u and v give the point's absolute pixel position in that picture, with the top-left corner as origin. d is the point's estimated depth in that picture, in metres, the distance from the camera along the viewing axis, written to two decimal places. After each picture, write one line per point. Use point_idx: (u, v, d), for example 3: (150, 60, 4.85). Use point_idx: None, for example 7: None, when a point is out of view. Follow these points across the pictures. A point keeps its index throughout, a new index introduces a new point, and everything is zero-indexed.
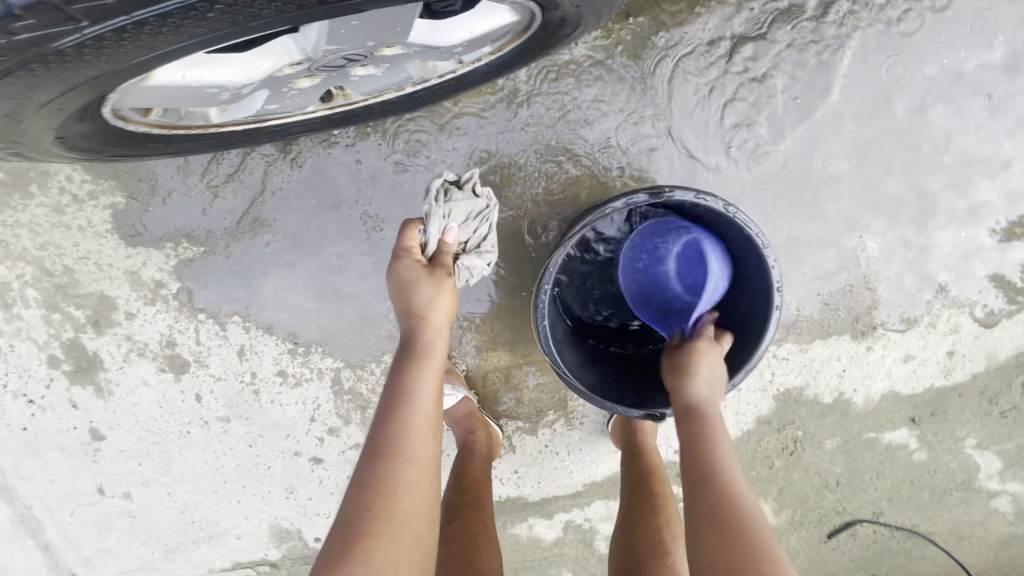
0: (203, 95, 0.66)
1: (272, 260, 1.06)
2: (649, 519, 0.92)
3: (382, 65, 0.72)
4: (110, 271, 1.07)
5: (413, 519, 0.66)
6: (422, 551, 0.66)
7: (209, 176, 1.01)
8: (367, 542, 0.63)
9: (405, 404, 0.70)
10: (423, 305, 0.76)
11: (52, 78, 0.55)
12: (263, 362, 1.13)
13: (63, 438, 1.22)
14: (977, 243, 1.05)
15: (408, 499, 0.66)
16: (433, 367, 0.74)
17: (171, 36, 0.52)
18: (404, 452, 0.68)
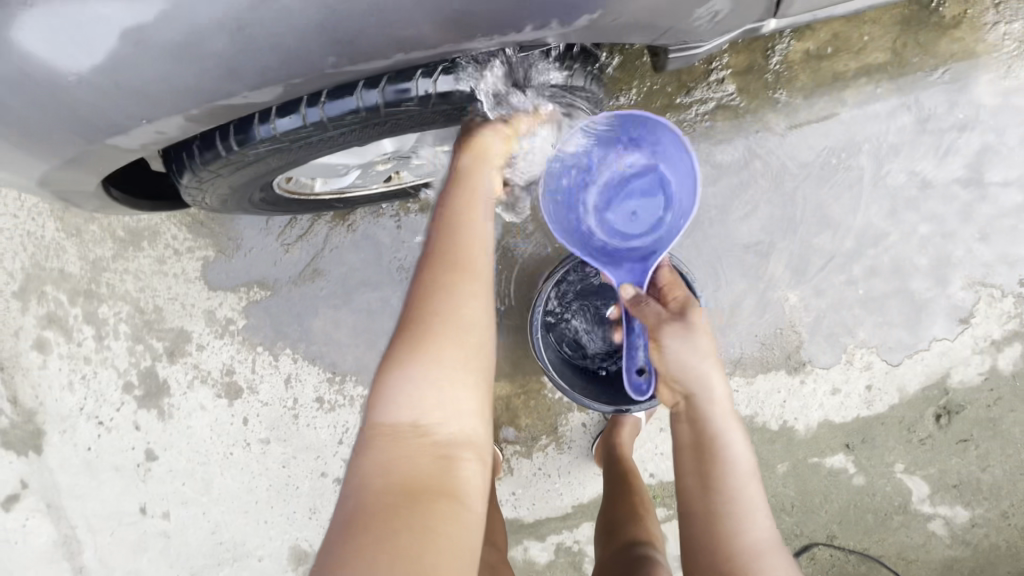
0: (331, 170, 0.89)
1: (324, 302, 1.33)
2: (625, 498, 1.18)
3: (433, 157, 1.01)
4: (192, 310, 1.34)
5: (472, 331, 0.72)
6: (488, 347, 0.74)
7: (283, 236, 1.32)
8: (433, 338, 0.71)
9: (465, 236, 0.78)
10: (476, 146, 0.83)
11: (290, 156, 0.75)
12: (305, 390, 1.36)
13: (120, 458, 1.40)
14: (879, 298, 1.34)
15: (467, 307, 0.73)
16: (486, 210, 0.81)
17: (348, 142, 0.76)
18: (466, 268, 0.75)
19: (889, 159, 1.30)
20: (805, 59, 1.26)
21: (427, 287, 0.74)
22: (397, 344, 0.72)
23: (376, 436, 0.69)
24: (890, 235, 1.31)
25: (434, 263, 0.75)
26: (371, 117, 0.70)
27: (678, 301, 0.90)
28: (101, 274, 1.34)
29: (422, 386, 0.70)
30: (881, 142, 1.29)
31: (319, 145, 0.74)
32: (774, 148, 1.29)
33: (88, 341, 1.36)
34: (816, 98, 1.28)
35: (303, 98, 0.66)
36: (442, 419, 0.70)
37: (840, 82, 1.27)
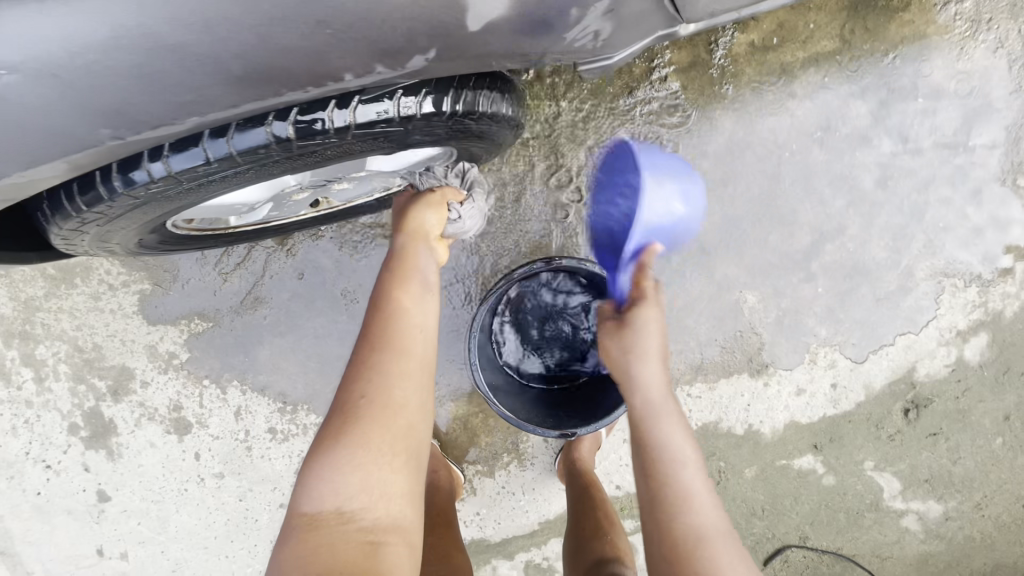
0: (234, 207, 0.86)
1: (268, 330, 1.29)
2: (589, 511, 1.12)
3: (354, 181, 0.96)
4: (132, 346, 1.30)
5: (400, 407, 0.79)
6: (419, 433, 0.80)
7: (221, 265, 1.26)
8: (361, 421, 0.76)
9: (394, 318, 0.85)
10: (412, 225, 0.95)
11: (158, 208, 0.73)
12: (256, 421, 1.32)
13: (71, 501, 1.36)
14: (843, 294, 1.29)
15: (399, 387, 0.80)
16: (411, 284, 0.89)
17: (220, 188, 0.73)
18: (392, 348, 0.82)
19: (843, 150, 1.25)
20: (749, 52, 1.21)
21: (356, 370, 0.81)
22: (325, 429, 0.78)
23: (302, 524, 0.72)
24: (847, 230, 1.27)
25: (362, 346, 0.83)
26: (229, 167, 0.67)
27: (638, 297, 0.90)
28: (36, 314, 1.29)
29: (351, 471, 0.74)
30: (835, 132, 1.25)
31: (188, 196, 0.72)
32: (724, 145, 1.25)
33: (27, 384, 1.32)
34: (764, 90, 1.23)
35: (146, 154, 0.63)
36: (366, 501, 0.73)
37: (787, 73, 1.22)
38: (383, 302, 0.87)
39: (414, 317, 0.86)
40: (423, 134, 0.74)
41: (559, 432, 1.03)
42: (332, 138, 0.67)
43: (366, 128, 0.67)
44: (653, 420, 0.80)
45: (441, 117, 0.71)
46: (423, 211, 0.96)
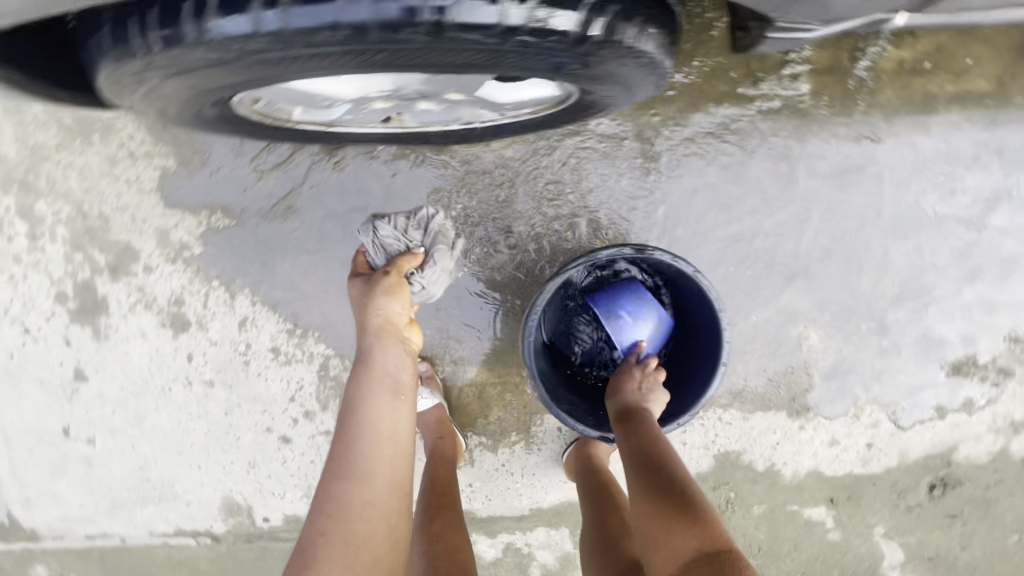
0: (307, 96, 0.72)
1: (294, 245, 1.17)
2: (614, 513, 1.05)
3: (441, 105, 0.81)
4: (142, 225, 1.17)
5: (365, 542, 0.75)
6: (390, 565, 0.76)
7: (258, 161, 1.13)
8: (320, 562, 0.72)
9: (361, 434, 0.81)
10: (378, 316, 0.89)
11: (243, 72, 0.62)
12: (260, 337, 1.22)
13: (45, 373, 1.26)
14: (909, 356, 1.20)
15: (362, 519, 0.76)
16: (382, 394, 0.85)
17: (315, 72, 0.62)
18: (356, 471, 0.79)
19: (958, 204, 1.13)
20: (896, 70, 1.07)
21: (324, 498, 0.78)
22: (289, 570, 0.74)
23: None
24: (936, 290, 1.17)
25: (326, 471, 0.80)
26: (343, 43, 0.56)
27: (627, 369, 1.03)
28: (42, 165, 1.15)
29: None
30: (957, 184, 1.13)
31: (277, 68, 0.61)
32: (836, 166, 1.12)
33: (19, 239, 1.19)
34: (899, 117, 1.10)
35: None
36: None
37: (929, 105, 1.09)
38: (350, 418, 0.83)
39: (383, 431, 0.83)
40: (564, 65, 0.63)
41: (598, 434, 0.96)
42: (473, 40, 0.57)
43: (514, 39, 0.58)
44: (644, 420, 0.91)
45: (593, 49, 0.61)
46: (389, 297, 0.90)
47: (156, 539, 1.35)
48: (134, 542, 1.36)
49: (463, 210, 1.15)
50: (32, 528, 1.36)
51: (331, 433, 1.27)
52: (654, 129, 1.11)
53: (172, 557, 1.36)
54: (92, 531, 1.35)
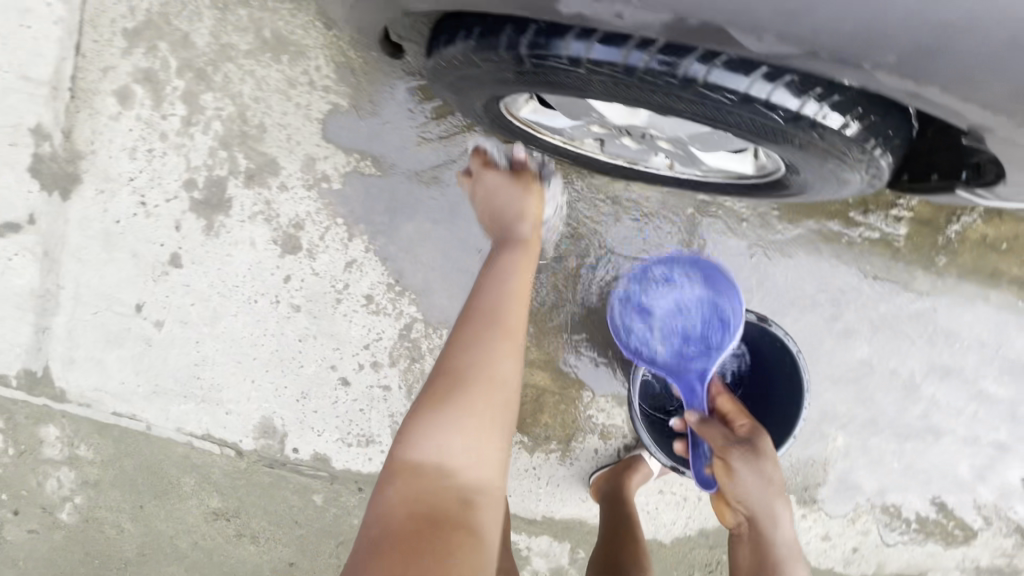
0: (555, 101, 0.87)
1: (426, 211, 1.26)
2: (628, 546, 1.17)
3: (641, 144, 0.96)
4: (294, 147, 1.25)
5: (498, 386, 0.84)
6: (505, 400, 0.85)
7: (424, 129, 1.23)
8: (459, 391, 0.83)
9: (502, 294, 0.89)
10: (519, 207, 0.98)
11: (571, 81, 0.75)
12: (360, 281, 1.29)
13: (143, 248, 1.30)
14: (912, 482, 1.35)
15: (496, 368, 0.85)
16: (523, 264, 0.94)
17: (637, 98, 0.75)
18: (495, 325, 0.87)
19: (990, 367, 1.31)
20: (978, 241, 1.25)
21: (462, 341, 0.86)
22: (425, 396, 0.84)
23: (401, 469, 0.82)
24: (952, 433, 1.33)
25: (468, 319, 0.88)
26: (683, 89, 0.70)
27: (721, 451, 0.99)
28: (226, 64, 1.23)
29: (448, 431, 0.81)
30: (994, 349, 1.30)
31: (610, 87, 0.74)
32: (903, 302, 1.28)
33: (173, 120, 1.25)
34: (966, 279, 1.27)
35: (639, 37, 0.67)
36: (464, 466, 0.81)
37: (993, 278, 1.27)
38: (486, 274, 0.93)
39: (520, 295, 0.91)
40: (836, 155, 0.77)
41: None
42: (782, 118, 0.71)
43: (818, 127, 0.71)
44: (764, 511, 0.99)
45: (861, 150, 0.75)
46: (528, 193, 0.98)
47: (182, 436, 1.37)
48: (159, 432, 1.37)
49: (585, 232, 1.27)
50: (62, 389, 1.36)
51: (390, 389, 1.33)
52: (768, 220, 1.26)
53: (189, 458, 1.38)
54: (122, 409, 1.36)
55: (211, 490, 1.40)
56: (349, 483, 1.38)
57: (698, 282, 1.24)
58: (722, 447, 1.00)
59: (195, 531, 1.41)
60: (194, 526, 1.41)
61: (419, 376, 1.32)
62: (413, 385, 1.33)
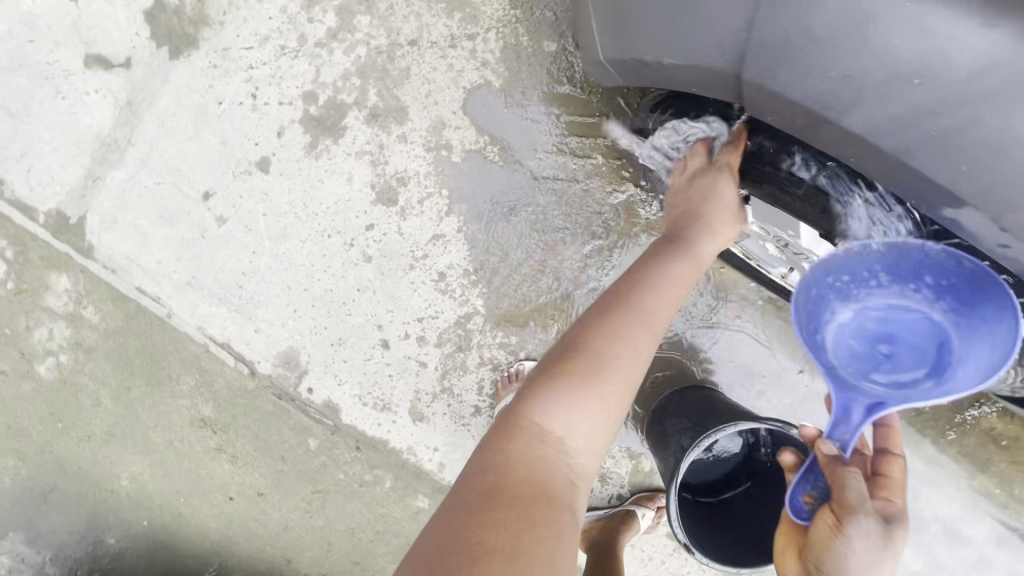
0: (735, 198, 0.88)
1: (530, 215, 1.25)
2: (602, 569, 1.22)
3: (780, 254, 0.99)
4: (429, 104, 1.22)
5: (632, 382, 0.79)
6: (630, 398, 0.80)
7: (562, 139, 1.22)
8: (596, 373, 0.77)
9: (656, 290, 0.84)
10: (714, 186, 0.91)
11: None
12: (440, 256, 1.27)
13: (235, 139, 1.23)
14: None
15: (634, 363, 0.80)
16: (685, 267, 0.89)
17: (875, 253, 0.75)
18: (641, 314, 0.82)
19: (957, 546, 1.40)
20: (990, 431, 1.35)
21: (608, 323, 0.81)
22: (559, 365, 0.78)
23: (520, 433, 0.75)
24: None
25: (618, 305, 0.82)
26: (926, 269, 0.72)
27: (839, 501, 0.73)
28: None
29: (577, 410, 0.76)
30: (966, 530, 1.40)
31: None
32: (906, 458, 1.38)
33: (319, 28, 1.20)
34: (967, 460, 1.37)
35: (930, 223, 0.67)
36: (579, 447, 0.76)
37: (989, 468, 1.37)
38: (639, 274, 0.86)
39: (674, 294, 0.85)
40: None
41: (685, 541, 1.03)
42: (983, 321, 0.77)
43: None
44: None
45: None
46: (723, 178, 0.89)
47: (199, 336, 1.31)
48: (175, 324, 1.30)
49: None
50: (91, 245, 1.27)
51: (424, 366, 1.32)
52: None
53: (197, 360, 1.32)
54: (147, 288, 1.29)
55: (206, 397, 1.34)
56: (349, 438, 1.36)
57: (945, 297, 0.76)
58: (848, 500, 0.72)
59: (175, 430, 1.36)
60: (176, 426, 1.36)
61: (458, 364, 1.32)
62: (447, 371, 1.32)
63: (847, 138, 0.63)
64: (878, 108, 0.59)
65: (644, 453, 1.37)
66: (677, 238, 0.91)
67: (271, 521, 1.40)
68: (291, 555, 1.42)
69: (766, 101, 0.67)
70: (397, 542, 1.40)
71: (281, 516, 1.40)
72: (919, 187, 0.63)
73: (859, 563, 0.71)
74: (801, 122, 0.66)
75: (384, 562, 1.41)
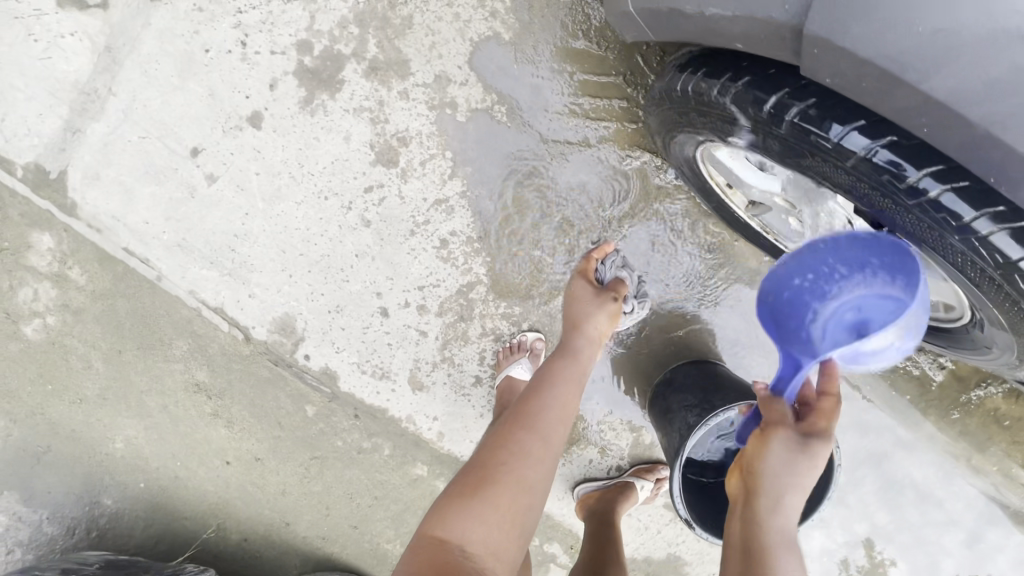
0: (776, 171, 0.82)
1: (537, 181, 1.19)
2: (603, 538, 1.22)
3: (805, 231, 0.93)
4: (432, 58, 1.14)
5: (530, 485, 0.81)
6: (532, 500, 0.81)
7: (575, 101, 1.16)
8: (494, 480, 0.80)
9: (549, 400, 0.90)
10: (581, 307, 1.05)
11: (834, 178, 0.67)
12: (443, 222, 1.21)
13: (224, 90, 1.15)
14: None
15: (533, 468, 0.83)
16: (577, 375, 0.96)
17: (933, 249, 0.66)
18: (535, 424, 0.86)
19: (952, 523, 1.41)
20: (992, 411, 1.35)
21: (505, 433, 0.86)
22: (461, 480, 0.82)
23: (425, 546, 0.75)
24: (890, 560, 1.44)
25: (512, 417, 0.88)
26: (999, 271, 0.60)
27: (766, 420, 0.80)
28: None
29: (475, 518, 0.76)
30: (963, 509, 1.40)
31: (912, 229, 0.64)
32: (907, 437, 1.37)
33: None
34: (967, 439, 1.37)
35: (1001, 209, 0.57)
36: (483, 556, 0.75)
37: (990, 448, 1.37)
38: (534, 387, 0.93)
39: (568, 404, 0.91)
40: None
41: (687, 516, 1.02)
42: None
43: None
44: (767, 491, 0.74)
45: None
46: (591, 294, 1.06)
47: (192, 300, 1.26)
48: (166, 287, 1.25)
49: (675, 263, 1.25)
50: (73, 202, 1.20)
51: (424, 336, 1.28)
52: None
53: (190, 325, 1.28)
54: (134, 249, 1.23)
55: (200, 361, 1.31)
56: (346, 406, 1.33)
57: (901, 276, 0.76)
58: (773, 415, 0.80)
59: (169, 395, 1.33)
60: (170, 391, 1.33)
61: (459, 335, 1.29)
62: (448, 340, 1.29)
63: (921, 106, 0.56)
64: (967, 70, 0.52)
65: (644, 426, 1.36)
66: (570, 347, 1.00)
67: (269, 485, 1.39)
68: (290, 518, 1.42)
69: (825, 59, 0.60)
70: (395, 507, 1.41)
71: (279, 481, 1.39)
72: (1002, 167, 0.54)
73: (778, 458, 0.75)
74: (868, 86, 0.58)
75: (382, 525, 1.42)
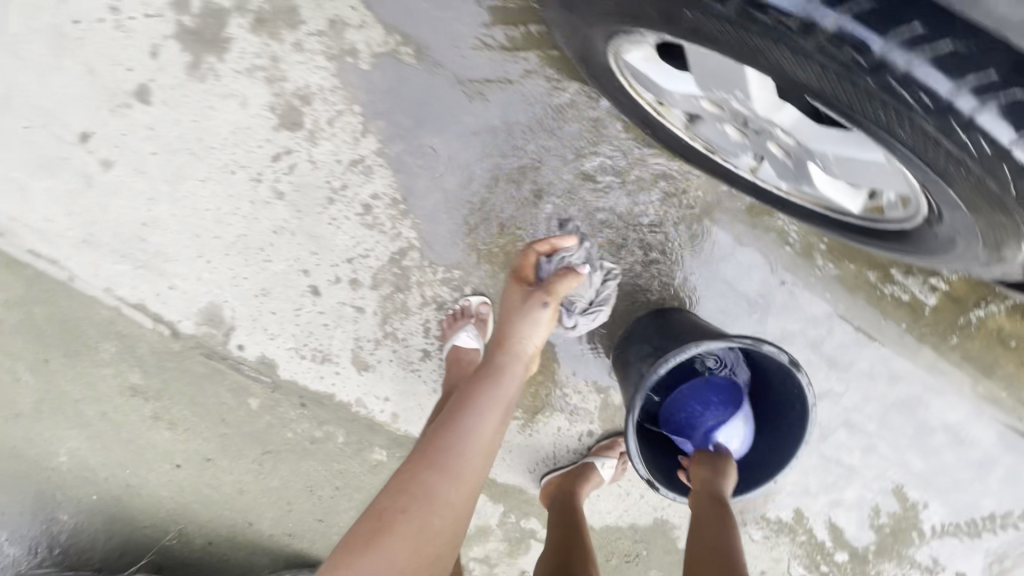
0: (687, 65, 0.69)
1: (457, 127, 1.08)
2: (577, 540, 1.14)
3: (744, 139, 0.81)
4: (324, 3, 1.04)
5: (438, 532, 0.77)
6: (440, 548, 0.77)
7: (487, 34, 1.04)
8: (396, 530, 0.75)
9: (465, 436, 0.84)
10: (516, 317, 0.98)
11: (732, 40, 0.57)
12: (362, 185, 1.11)
13: (103, 64, 1.05)
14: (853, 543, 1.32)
15: (443, 514, 0.78)
16: (498, 404, 0.90)
17: (856, 111, 0.56)
18: (446, 467, 0.81)
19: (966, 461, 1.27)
20: (994, 331, 1.21)
21: (413, 474, 0.80)
22: (363, 525, 0.77)
23: None
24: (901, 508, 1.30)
25: (424, 453, 0.83)
26: (929, 113, 0.53)
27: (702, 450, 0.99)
28: None
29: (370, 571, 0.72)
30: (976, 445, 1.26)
31: (824, 84, 0.55)
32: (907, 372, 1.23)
33: None
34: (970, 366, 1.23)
35: (913, 31, 0.51)
36: None
37: (997, 372, 1.23)
38: (452, 417, 0.87)
39: (487, 440, 0.86)
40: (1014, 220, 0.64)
41: (648, 477, 0.92)
42: (1015, 194, 0.57)
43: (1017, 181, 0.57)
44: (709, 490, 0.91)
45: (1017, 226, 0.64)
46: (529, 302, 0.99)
47: (110, 299, 1.18)
48: (80, 287, 1.17)
49: (624, 205, 1.13)
50: None
51: (361, 312, 1.19)
52: (811, 252, 1.17)
53: (113, 325, 1.20)
54: (39, 249, 1.14)
55: (131, 363, 1.23)
56: (291, 395, 1.25)
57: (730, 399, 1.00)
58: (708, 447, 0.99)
59: (105, 402, 1.26)
60: (105, 397, 1.26)
61: (398, 307, 1.19)
62: (387, 315, 1.19)
63: None
64: None
65: (612, 387, 1.26)
66: (496, 365, 0.95)
67: (224, 485, 1.32)
68: (252, 517, 1.35)
69: None
70: (358, 496, 1.33)
71: (234, 480, 1.32)
72: None
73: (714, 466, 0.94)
74: None
75: (347, 516, 1.34)
